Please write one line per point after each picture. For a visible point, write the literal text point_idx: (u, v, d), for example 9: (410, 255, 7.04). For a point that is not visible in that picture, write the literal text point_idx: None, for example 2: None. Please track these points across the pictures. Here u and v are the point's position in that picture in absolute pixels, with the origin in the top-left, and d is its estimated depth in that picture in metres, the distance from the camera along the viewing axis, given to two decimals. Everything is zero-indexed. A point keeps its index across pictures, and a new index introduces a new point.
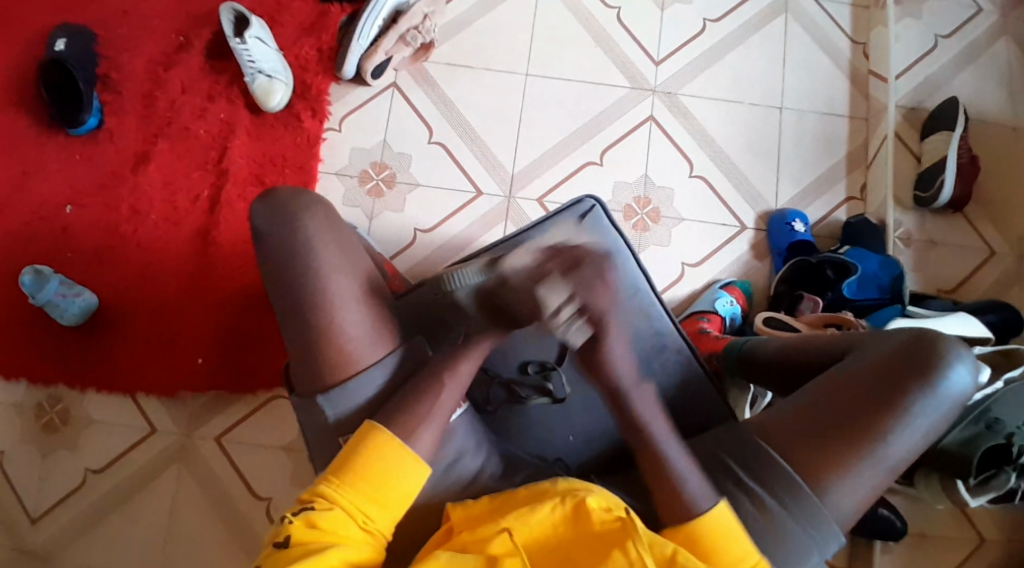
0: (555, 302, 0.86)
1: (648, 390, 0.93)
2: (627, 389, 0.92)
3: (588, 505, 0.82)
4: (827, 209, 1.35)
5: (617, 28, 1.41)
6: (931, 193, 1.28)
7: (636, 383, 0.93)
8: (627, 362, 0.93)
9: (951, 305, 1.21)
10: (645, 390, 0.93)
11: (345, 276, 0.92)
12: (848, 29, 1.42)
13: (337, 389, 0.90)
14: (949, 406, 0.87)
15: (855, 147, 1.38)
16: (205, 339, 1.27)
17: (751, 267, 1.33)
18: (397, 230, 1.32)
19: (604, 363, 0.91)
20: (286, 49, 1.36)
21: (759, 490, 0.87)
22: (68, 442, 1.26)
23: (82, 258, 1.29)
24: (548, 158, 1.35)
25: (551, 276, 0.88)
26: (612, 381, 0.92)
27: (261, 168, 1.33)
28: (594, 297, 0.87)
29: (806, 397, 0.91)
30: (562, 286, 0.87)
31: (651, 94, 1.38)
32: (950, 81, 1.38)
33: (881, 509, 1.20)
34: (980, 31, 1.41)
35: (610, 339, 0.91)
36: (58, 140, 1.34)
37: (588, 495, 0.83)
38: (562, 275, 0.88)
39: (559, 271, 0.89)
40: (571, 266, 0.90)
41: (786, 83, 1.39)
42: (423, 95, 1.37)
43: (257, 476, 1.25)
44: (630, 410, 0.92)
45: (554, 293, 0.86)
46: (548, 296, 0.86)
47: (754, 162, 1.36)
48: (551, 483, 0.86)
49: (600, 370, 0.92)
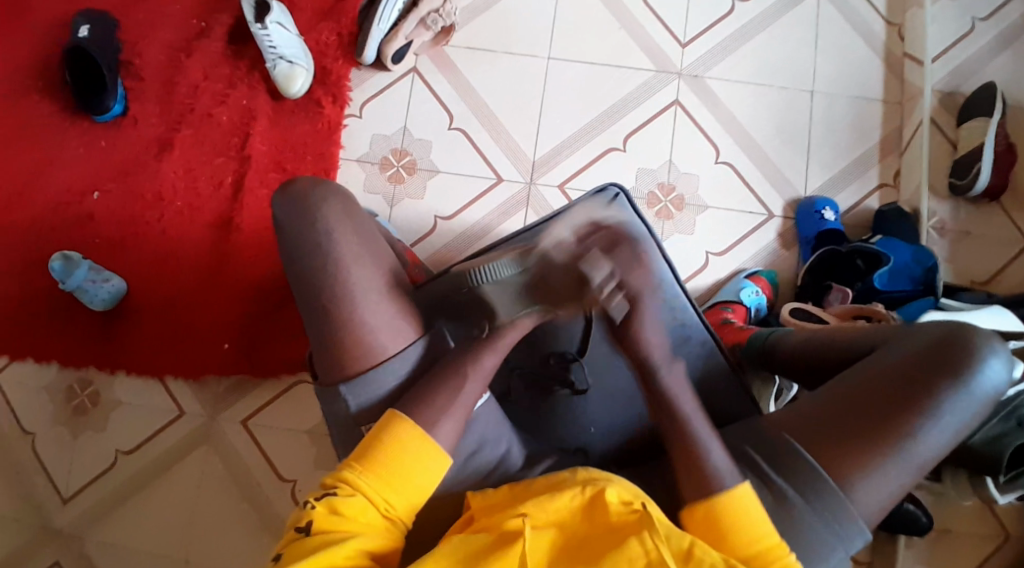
0: (600, 276, 0.90)
1: (679, 366, 0.92)
2: (656, 368, 0.91)
3: (606, 497, 0.81)
4: (858, 197, 1.31)
5: (641, 11, 1.37)
6: (966, 182, 1.24)
7: (668, 360, 0.92)
8: (659, 338, 0.92)
9: (984, 298, 1.17)
10: (676, 367, 0.92)
11: (364, 266, 0.92)
12: (883, 10, 1.37)
13: (358, 379, 0.91)
14: (983, 402, 0.85)
15: (889, 131, 1.33)
16: (229, 325, 1.29)
17: (778, 257, 1.30)
18: (416, 217, 1.31)
19: (637, 342, 0.91)
20: (305, 35, 1.36)
21: (782, 483, 0.86)
22: (98, 423, 1.29)
23: (110, 244, 1.31)
24: (568, 144, 1.33)
25: (593, 252, 0.93)
26: (642, 356, 0.92)
27: (282, 155, 1.33)
28: (634, 275, 0.90)
29: (832, 392, 0.89)
30: (605, 263, 0.90)
31: (676, 77, 1.35)
32: (989, 64, 1.32)
33: (905, 504, 1.18)
34: (1021, 11, 1.34)
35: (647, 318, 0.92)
36: (83, 127, 1.35)
37: (608, 486, 0.82)
38: (604, 254, 0.92)
39: (600, 249, 0.94)
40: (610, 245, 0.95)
41: (818, 66, 1.35)
42: (443, 80, 1.36)
43: (280, 459, 1.27)
44: (662, 388, 0.90)
45: (599, 267, 0.90)
46: (592, 271, 0.90)
47: (782, 147, 1.33)
48: (569, 474, 0.85)
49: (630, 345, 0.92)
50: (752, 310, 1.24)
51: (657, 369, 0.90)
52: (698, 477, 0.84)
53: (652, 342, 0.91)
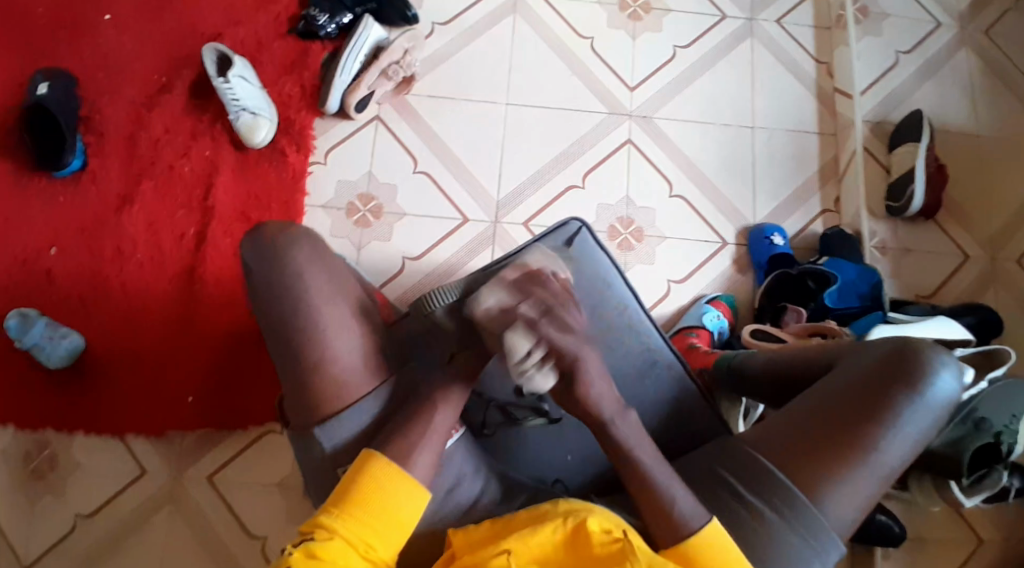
0: (523, 350, 0.83)
1: (633, 415, 0.89)
2: (611, 420, 0.87)
3: (588, 528, 0.81)
4: (804, 222, 1.39)
5: (592, 58, 1.46)
6: (902, 203, 1.33)
7: (620, 410, 0.88)
8: (610, 393, 0.87)
9: (929, 309, 1.25)
10: (630, 416, 0.89)
11: (337, 304, 0.92)
12: (812, 51, 1.49)
13: (332, 420, 0.91)
14: (937, 410, 0.90)
15: (826, 161, 1.42)
16: (193, 378, 1.26)
17: (734, 281, 1.36)
18: (384, 259, 1.32)
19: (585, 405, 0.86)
20: (268, 87, 1.39)
21: (758, 501, 0.88)
22: (56, 487, 1.23)
23: (66, 301, 1.28)
24: (531, 184, 1.37)
25: (517, 319, 0.85)
26: (594, 416, 0.87)
27: (246, 204, 1.34)
28: (563, 341, 0.84)
29: (796, 412, 0.92)
30: (530, 333, 0.83)
31: (627, 118, 1.42)
32: (912, 94, 1.44)
33: (879, 515, 1.21)
34: (940, 45, 1.48)
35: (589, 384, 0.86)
36: (40, 183, 1.34)
37: (590, 517, 0.82)
38: (530, 322, 0.84)
39: (530, 314, 0.85)
40: (541, 310, 0.85)
41: (756, 104, 1.44)
42: (407, 127, 1.40)
43: (251, 516, 1.23)
44: (615, 440, 0.87)
45: (519, 341, 0.83)
46: (515, 343, 0.83)
47: (729, 181, 1.40)
48: (551, 506, 0.85)
49: (581, 409, 0.87)
50: (714, 334, 1.28)
51: (611, 427, 0.87)
52: (671, 496, 0.85)
53: (599, 398, 0.86)
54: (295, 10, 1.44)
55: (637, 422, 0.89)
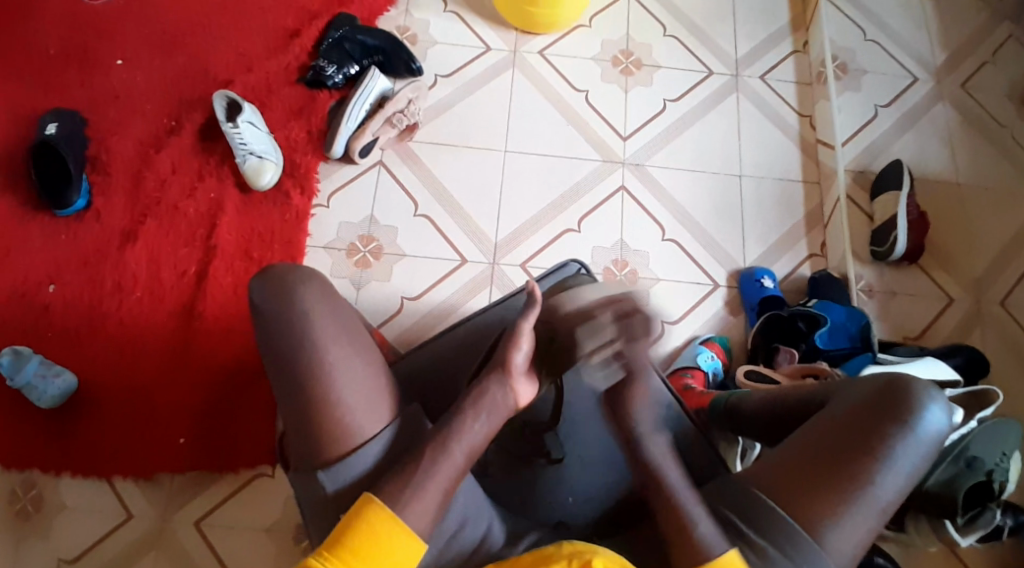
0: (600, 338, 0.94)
1: (662, 438, 0.94)
2: (641, 436, 0.93)
3: (593, 566, 0.79)
4: (792, 266, 1.43)
5: (586, 109, 1.52)
6: (886, 248, 1.38)
7: (648, 431, 0.94)
8: (646, 412, 0.95)
9: (917, 351, 1.28)
10: (659, 437, 0.94)
11: (342, 344, 0.87)
12: (795, 105, 1.56)
13: (337, 464, 0.85)
14: (930, 444, 0.87)
15: (811, 209, 1.48)
16: (185, 417, 1.25)
17: (727, 323, 1.38)
18: (384, 299, 1.34)
19: (628, 412, 0.94)
20: (275, 132, 1.43)
21: (760, 539, 0.85)
22: (42, 529, 1.20)
23: (61, 340, 1.27)
24: (528, 227, 1.41)
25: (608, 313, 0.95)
26: (629, 426, 0.94)
27: (248, 244, 1.35)
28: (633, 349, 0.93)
29: (789, 448, 0.90)
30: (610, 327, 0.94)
31: (621, 166, 1.47)
32: (893, 145, 1.51)
33: (878, 558, 1.17)
34: (918, 98, 1.56)
35: (635, 399, 0.95)
36: (42, 221, 1.35)
37: (595, 556, 0.80)
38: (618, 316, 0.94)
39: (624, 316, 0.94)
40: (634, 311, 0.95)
41: (743, 153, 1.51)
42: (409, 171, 1.44)
43: (239, 561, 1.19)
44: None
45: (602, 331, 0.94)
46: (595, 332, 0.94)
47: (719, 225, 1.45)
48: (555, 547, 0.82)
49: (623, 415, 0.94)
50: (710, 374, 1.30)
51: (642, 439, 0.93)
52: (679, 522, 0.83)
53: (638, 412, 0.95)
54: (303, 59, 1.49)
55: (664, 444, 0.93)
